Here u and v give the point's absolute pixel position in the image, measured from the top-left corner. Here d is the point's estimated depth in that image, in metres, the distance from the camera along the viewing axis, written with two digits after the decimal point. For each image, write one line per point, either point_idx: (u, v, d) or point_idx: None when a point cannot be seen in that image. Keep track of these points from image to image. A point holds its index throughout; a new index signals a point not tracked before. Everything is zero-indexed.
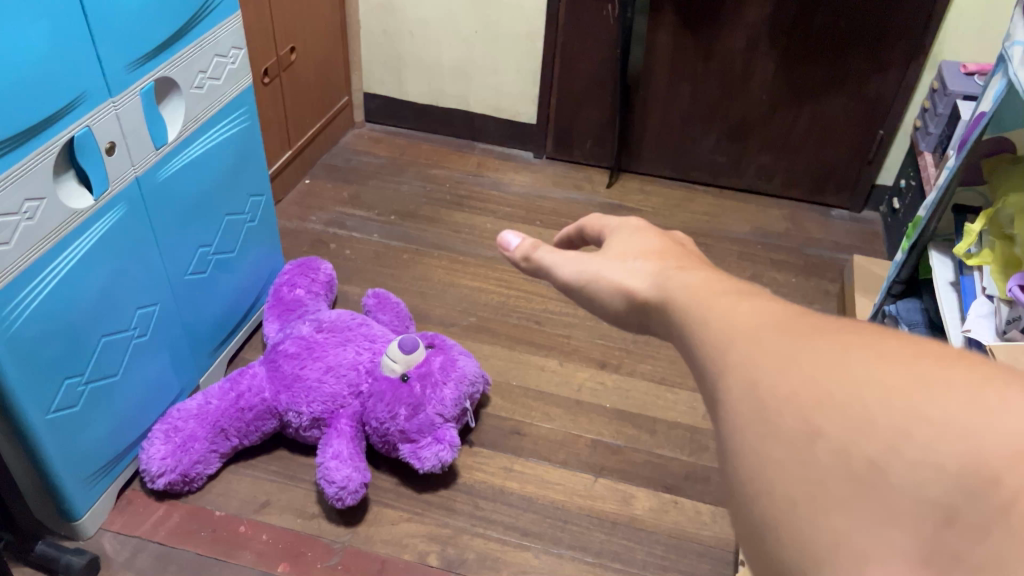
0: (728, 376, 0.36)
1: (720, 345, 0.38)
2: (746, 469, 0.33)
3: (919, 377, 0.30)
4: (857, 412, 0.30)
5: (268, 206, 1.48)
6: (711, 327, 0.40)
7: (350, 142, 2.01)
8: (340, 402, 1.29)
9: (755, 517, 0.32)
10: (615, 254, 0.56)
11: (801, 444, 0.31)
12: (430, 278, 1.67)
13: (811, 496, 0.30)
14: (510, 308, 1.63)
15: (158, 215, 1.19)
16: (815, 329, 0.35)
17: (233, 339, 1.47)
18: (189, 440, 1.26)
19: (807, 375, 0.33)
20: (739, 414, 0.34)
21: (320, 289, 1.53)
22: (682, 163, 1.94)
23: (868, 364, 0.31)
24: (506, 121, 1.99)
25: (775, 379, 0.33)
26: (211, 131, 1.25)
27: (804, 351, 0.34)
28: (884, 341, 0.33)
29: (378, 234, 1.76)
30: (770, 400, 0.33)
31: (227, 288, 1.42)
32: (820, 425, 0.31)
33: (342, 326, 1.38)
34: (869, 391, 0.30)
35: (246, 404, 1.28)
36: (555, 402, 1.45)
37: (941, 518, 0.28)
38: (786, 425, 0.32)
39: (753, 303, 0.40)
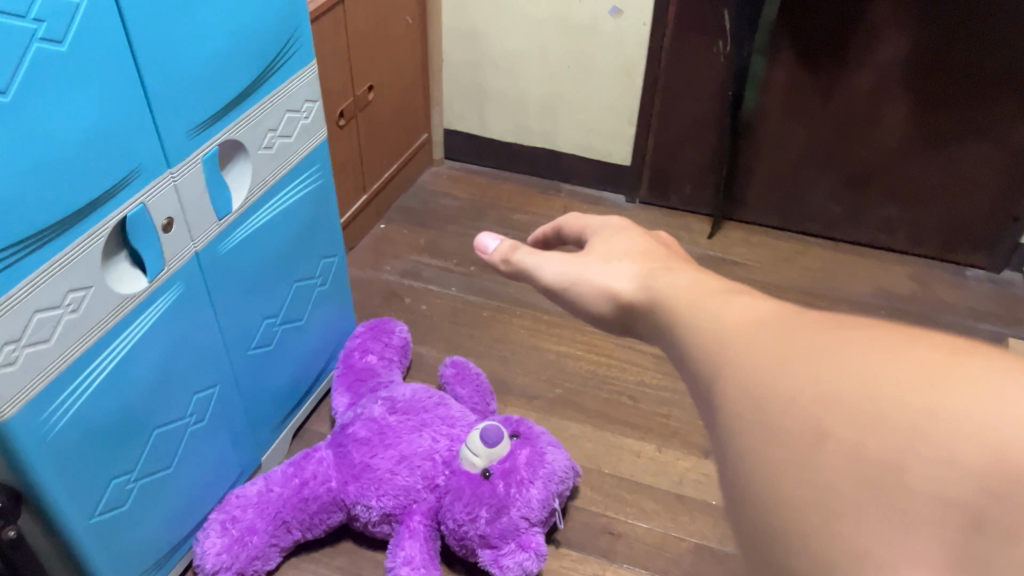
0: (728, 384, 0.37)
1: (716, 346, 0.40)
2: (755, 476, 0.34)
3: (928, 372, 0.30)
4: (869, 411, 0.31)
5: (342, 266, 1.34)
6: (705, 325, 0.43)
7: (428, 181, 1.88)
8: (413, 495, 1.15)
9: (767, 527, 0.32)
10: (596, 256, 0.65)
11: (811, 448, 0.32)
12: (512, 340, 1.52)
13: (826, 503, 0.30)
14: (601, 379, 1.46)
15: (224, 285, 1.07)
16: (814, 325, 0.36)
17: (299, 410, 1.34)
18: (245, 534, 1.13)
19: (810, 373, 0.33)
20: (742, 421, 0.35)
21: (394, 354, 1.40)
22: (792, 214, 1.73)
23: (872, 359, 0.32)
24: (598, 162, 1.82)
25: (775, 382, 0.34)
26: (280, 194, 1.12)
27: (805, 351, 0.35)
28: (885, 334, 0.33)
29: (456, 287, 1.62)
30: (771, 405, 0.34)
31: (295, 355, 1.28)
32: (829, 429, 0.31)
33: (417, 406, 1.24)
34: (875, 388, 0.31)
35: (312, 492, 1.16)
36: (652, 495, 1.28)
37: (967, 521, 0.27)
38: (793, 429, 0.33)
39: (745, 301, 0.43)
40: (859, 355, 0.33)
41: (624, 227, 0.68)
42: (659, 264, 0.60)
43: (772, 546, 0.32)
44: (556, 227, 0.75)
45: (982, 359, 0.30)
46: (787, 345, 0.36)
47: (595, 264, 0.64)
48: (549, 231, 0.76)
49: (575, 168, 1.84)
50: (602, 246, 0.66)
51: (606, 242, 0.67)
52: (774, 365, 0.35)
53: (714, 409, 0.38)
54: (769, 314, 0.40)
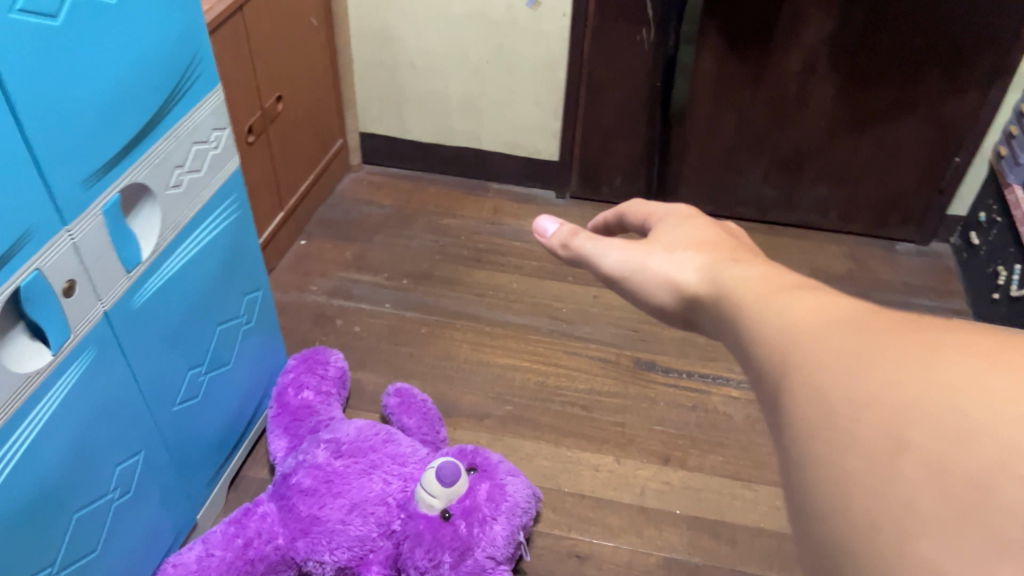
0: (797, 388, 0.37)
1: (786, 345, 0.39)
2: (828, 489, 0.32)
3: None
4: (955, 423, 0.29)
5: (267, 300, 1.24)
6: (775, 322, 0.42)
7: (348, 189, 1.77)
8: (369, 545, 1.07)
9: (837, 540, 0.31)
10: (659, 246, 0.74)
11: (885, 458, 0.31)
12: (455, 357, 1.45)
13: (899, 517, 0.29)
14: (551, 391, 1.40)
15: (142, 343, 0.96)
16: (899, 330, 0.35)
17: (234, 459, 1.24)
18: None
19: (891, 377, 0.33)
20: (811, 425, 0.35)
21: (331, 386, 1.31)
22: (725, 199, 1.71)
23: (963, 368, 0.31)
24: (526, 158, 1.75)
25: (850, 387, 0.34)
26: (195, 234, 1.02)
27: (887, 355, 0.34)
28: (978, 340, 0.32)
29: (390, 303, 1.53)
30: (845, 409, 0.33)
31: (226, 402, 1.18)
32: (908, 438, 0.30)
33: (364, 446, 1.16)
34: (964, 398, 0.30)
35: (258, 552, 1.06)
36: (616, 512, 1.24)
37: None
38: (870, 438, 0.32)
39: (813, 300, 0.42)
40: (948, 364, 0.31)
41: (688, 217, 0.76)
42: (721, 254, 0.68)
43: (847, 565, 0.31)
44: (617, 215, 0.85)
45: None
46: (871, 347, 0.35)
47: (658, 252, 0.73)
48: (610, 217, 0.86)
49: (502, 166, 1.77)
50: (664, 235, 0.75)
51: (668, 230, 0.76)
52: (852, 367, 0.34)
53: (790, 453, 0.36)
54: (850, 313, 0.39)
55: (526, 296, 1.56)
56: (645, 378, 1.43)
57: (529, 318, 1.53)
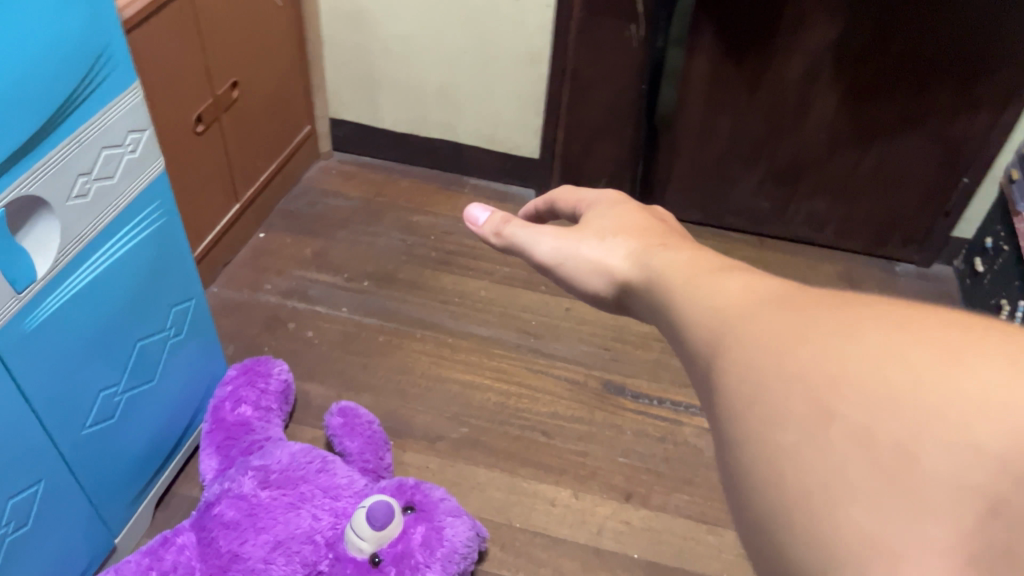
0: (725, 365, 0.36)
1: (718, 325, 0.39)
2: (754, 462, 0.32)
3: (949, 348, 0.29)
4: (881, 392, 0.29)
5: (201, 310, 1.15)
6: (707, 306, 0.42)
7: (315, 179, 1.67)
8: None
9: (762, 514, 0.31)
10: (592, 231, 0.67)
11: (813, 428, 0.30)
12: (412, 372, 1.35)
13: (828, 489, 0.28)
14: (512, 413, 1.31)
15: (44, 365, 0.88)
16: (820, 303, 0.35)
17: (160, 477, 1.16)
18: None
19: (817, 347, 0.32)
20: (737, 396, 0.34)
21: (271, 401, 1.22)
22: (715, 209, 1.60)
23: (886, 333, 0.31)
24: (505, 155, 1.64)
25: (776, 358, 0.33)
26: (106, 245, 0.92)
27: (810, 326, 0.34)
28: (901, 309, 0.32)
29: (347, 307, 1.44)
30: (771, 380, 0.33)
31: (150, 420, 1.09)
32: (836, 407, 0.30)
33: (295, 477, 1.07)
34: (890, 362, 0.30)
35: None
36: (570, 553, 1.14)
37: (984, 509, 0.26)
38: (798, 409, 0.31)
39: (744, 282, 0.42)
40: (868, 333, 0.31)
41: (625, 203, 0.69)
42: (660, 242, 0.61)
43: (776, 540, 0.30)
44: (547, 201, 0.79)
45: (996, 339, 0.29)
46: (793, 320, 0.34)
47: (588, 240, 0.66)
48: (540, 204, 0.79)
49: (480, 161, 1.66)
50: (594, 220, 0.69)
51: (599, 214, 0.69)
52: (780, 341, 0.34)
53: (726, 449, 0.34)
54: (773, 291, 0.41)
55: (495, 305, 1.46)
56: (614, 403, 1.33)
57: (494, 330, 1.43)
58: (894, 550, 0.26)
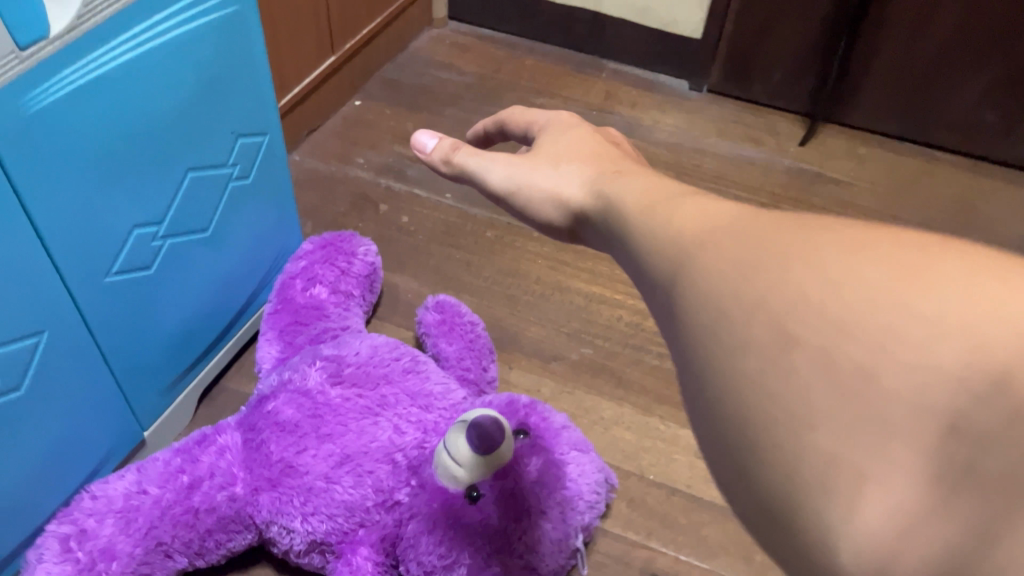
0: (691, 290, 0.32)
1: (676, 252, 0.34)
2: (721, 391, 0.29)
3: (908, 268, 0.26)
4: (842, 312, 0.26)
5: (275, 154, 0.89)
6: (660, 236, 0.37)
7: (424, 48, 1.40)
8: (360, 517, 0.74)
9: (730, 446, 0.28)
10: (546, 157, 0.57)
11: (775, 351, 0.27)
12: (525, 277, 1.08)
13: (791, 415, 0.26)
14: (649, 338, 1.02)
15: (59, 176, 0.63)
16: (774, 223, 0.32)
17: (208, 362, 0.92)
18: (95, 562, 0.72)
19: (773, 272, 0.29)
20: (698, 323, 0.30)
21: (351, 286, 0.96)
22: (918, 120, 1.27)
23: (844, 256, 0.28)
24: (657, 33, 1.33)
25: (735, 282, 0.30)
26: (154, 21, 0.67)
27: (766, 250, 0.30)
28: (860, 232, 0.29)
29: (452, 194, 1.17)
30: (734, 300, 0.29)
31: (200, 284, 0.85)
32: (798, 333, 0.27)
33: (376, 374, 0.81)
34: (851, 281, 0.27)
35: (206, 500, 0.75)
36: (720, 521, 0.86)
37: (945, 426, 0.24)
38: (756, 333, 0.28)
39: (705, 205, 0.36)
40: (826, 253, 0.28)
41: (577, 124, 0.60)
42: (617, 167, 0.52)
43: (742, 468, 0.27)
44: (498, 123, 0.68)
45: (965, 253, 0.27)
46: (741, 248, 0.31)
47: (542, 167, 0.57)
48: (489, 125, 0.70)
49: (624, 40, 1.36)
50: (547, 143, 0.60)
51: (552, 137, 0.60)
52: (739, 266, 0.30)
53: (693, 382, 0.31)
54: (733, 214, 0.35)
55: None
56: None
57: None
58: (857, 476, 0.24)
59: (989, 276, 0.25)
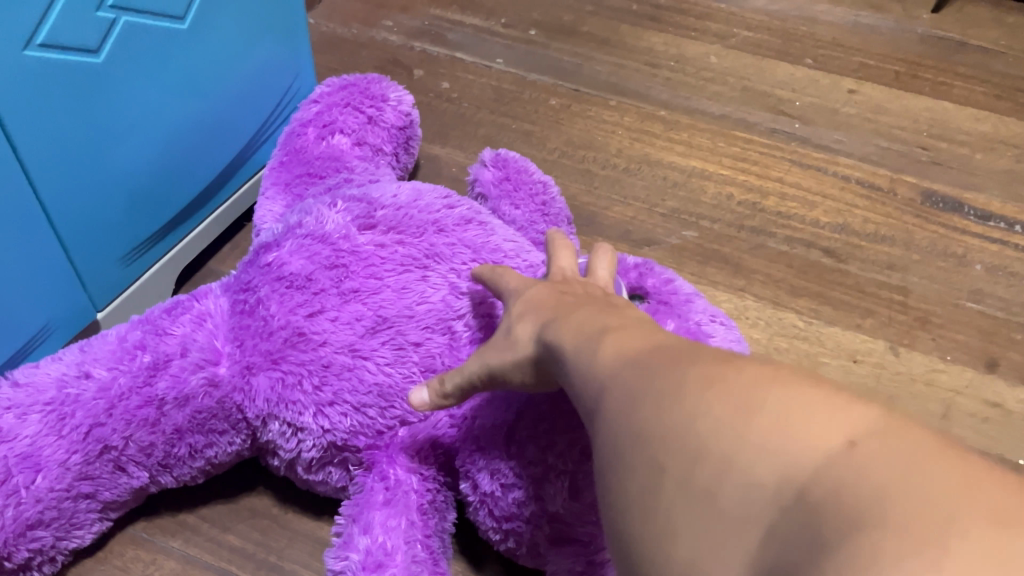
0: (607, 419, 0.36)
1: (594, 394, 0.38)
2: (619, 500, 0.34)
3: (741, 402, 0.30)
4: (693, 445, 0.31)
5: None
6: (585, 372, 0.39)
7: None
8: (401, 409, 0.50)
9: (629, 542, 0.33)
10: (508, 333, 0.46)
11: (652, 477, 0.32)
12: (601, 150, 0.84)
13: (663, 524, 0.31)
14: (771, 220, 0.78)
15: None
16: (667, 367, 0.35)
17: (186, 230, 0.69)
18: (10, 473, 0.49)
19: (649, 420, 0.33)
20: (608, 453, 0.35)
21: (381, 140, 0.72)
22: None
23: (698, 392, 0.32)
24: None
25: (627, 422, 0.34)
26: None
27: (650, 391, 0.34)
28: (713, 368, 0.33)
29: (503, 59, 0.93)
30: (624, 440, 0.34)
31: (175, 106, 0.61)
32: (664, 460, 0.32)
33: (422, 217, 0.55)
34: (697, 423, 0.31)
35: (174, 386, 0.51)
36: None
37: (762, 531, 0.28)
38: (639, 463, 0.33)
39: (621, 341, 0.39)
40: (688, 396, 0.32)
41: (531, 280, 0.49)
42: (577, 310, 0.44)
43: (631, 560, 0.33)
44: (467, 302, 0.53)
45: (786, 385, 0.30)
46: (645, 393, 0.34)
47: (505, 340, 0.46)
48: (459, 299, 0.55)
49: None
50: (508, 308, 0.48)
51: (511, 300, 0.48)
52: (631, 409, 0.34)
53: (609, 492, 0.35)
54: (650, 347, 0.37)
55: (733, 75, 0.93)
56: (943, 220, 0.78)
57: (735, 111, 0.89)
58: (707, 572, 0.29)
59: (803, 407, 0.29)
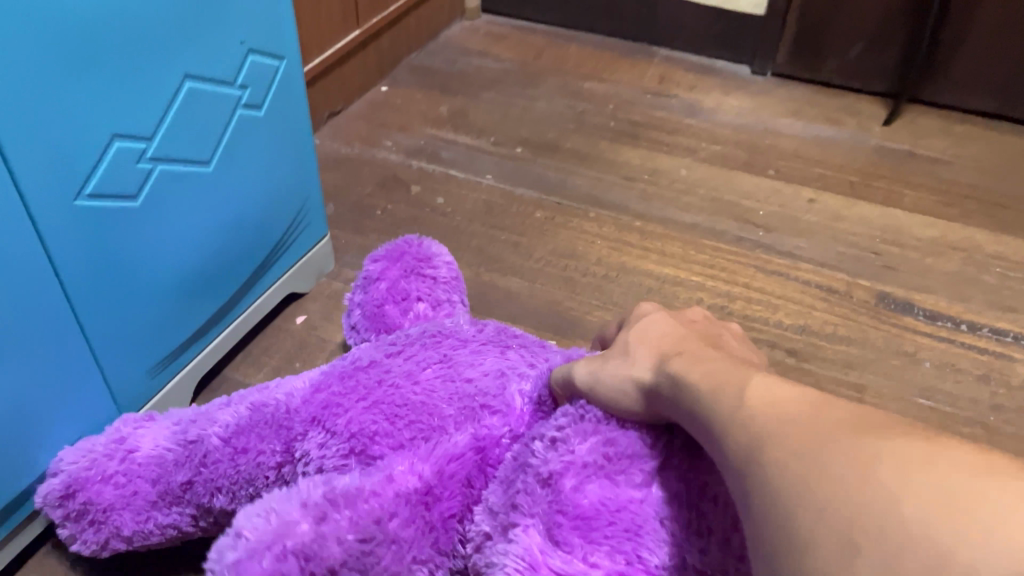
0: (764, 487, 0.30)
1: (749, 447, 0.31)
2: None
3: (944, 492, 0.25)
4: (892, 532, 0.25)
5: (286, 81, 0.75)
6: (744, 423, 0.32)
7: (458, 38, 1.30)
8: (427, 424, 0.49)
9: None
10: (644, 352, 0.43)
11: (835, 564, 0.26)
12: (583, 259, 0.91)
13: None
14: (739, 322, 0.85)
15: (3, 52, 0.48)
16: (848, 433, 0.29)
17: (209, 340, 0.76)
18: (131, 444, 0.59)
19: (827, 499, 0.27)
20: (769, 523, 0.29)
21: (448, 293, 0.70)
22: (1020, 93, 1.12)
23: (894, 475, 0.26)
24: (714, 12, 1.23)
25: (799, 498, 0.28)
26: None
27: (830, 457, 0.28)
28: (906, 444, 0.27)
29: (493, 175, 1.02)
30: (792, 518, 0.28)
31: (198, 233, 0.69)
32: (855, 545, 0.26)
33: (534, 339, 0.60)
34: (891, 512, 0.26)
35: (263, 394, 0.57)
36: None
37: None
38: (820, 548, 0.26)
39: (795, 398, 0.32)
40: (878, 478, 0.27)
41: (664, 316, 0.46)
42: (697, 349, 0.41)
43: None
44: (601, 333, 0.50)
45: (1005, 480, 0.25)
46: (816, 464, 0.28)
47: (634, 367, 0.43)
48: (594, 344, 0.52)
49: (678, 21, 1.26)
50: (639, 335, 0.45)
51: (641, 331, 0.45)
52: (805, 476, 0.28)
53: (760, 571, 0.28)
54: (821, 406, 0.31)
55: (703, 186, 1.01)
56: (896, 320, 0.85)
57: (706, 220, 0.97)
58: None
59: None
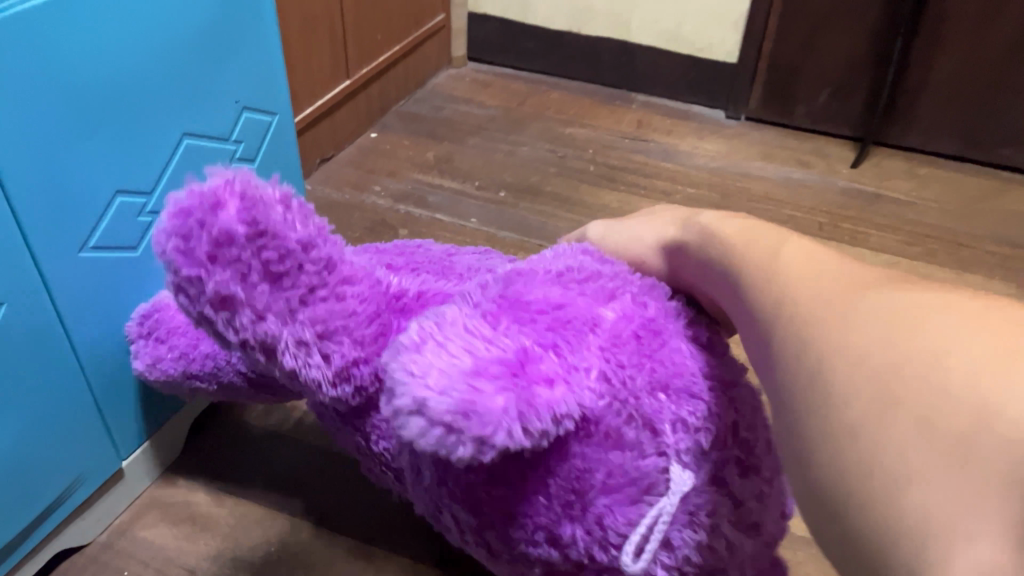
0: (797, 350, 0.29)
1: (780, 299, 0.31)
2: (813, 436, 0.26)
3: (994, 336, 0.24)
4: (925, 375, 0.24)
5: (280, 136, 0.80)
6: (774, 284, 0.32)
7: (445, 85, 1.36)
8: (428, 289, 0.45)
9: (823, 499, 0.25)
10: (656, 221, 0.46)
11: (870, 409, 0.25)
12: None
13: (892, 474, 0.23)
14: None
15: (27, 124, 0.53)
16: (904, 291, 0.28)
17: None
18: None
19: (872, 339, 0.26)
20: (801, 380, 0.28)
21: None
22: (980, 137, 1.17)
23: (950, 324, 0.25)
24: (689, 61, 1.29)
25: (837, 343, 0.27)
26: None
27: (877, 308, 0.27)
28: (963, 300, 0.26)
29: (477, 218, 1.06)
30: (832, 361, 0.27)
31: None
32: (895, 391, 0.24)
33: None
34: (938, 350, 0.24)
35: None
36: None
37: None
38: (854, 391, 0.25)
39: (833, 260, 0.32)
40: (928, 327, 0.25)
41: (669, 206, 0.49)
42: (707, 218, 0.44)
43: (834, 518, 0.24)
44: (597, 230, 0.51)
45: None
46: (862, 316, 0.27)
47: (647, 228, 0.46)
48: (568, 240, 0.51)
49: (655, 69, 1.32)
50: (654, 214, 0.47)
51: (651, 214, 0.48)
52: (843, 321, 0.27)
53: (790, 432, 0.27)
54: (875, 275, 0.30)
55: None
56: None
57: None
58: (947, 534, 0.21)
59: None
